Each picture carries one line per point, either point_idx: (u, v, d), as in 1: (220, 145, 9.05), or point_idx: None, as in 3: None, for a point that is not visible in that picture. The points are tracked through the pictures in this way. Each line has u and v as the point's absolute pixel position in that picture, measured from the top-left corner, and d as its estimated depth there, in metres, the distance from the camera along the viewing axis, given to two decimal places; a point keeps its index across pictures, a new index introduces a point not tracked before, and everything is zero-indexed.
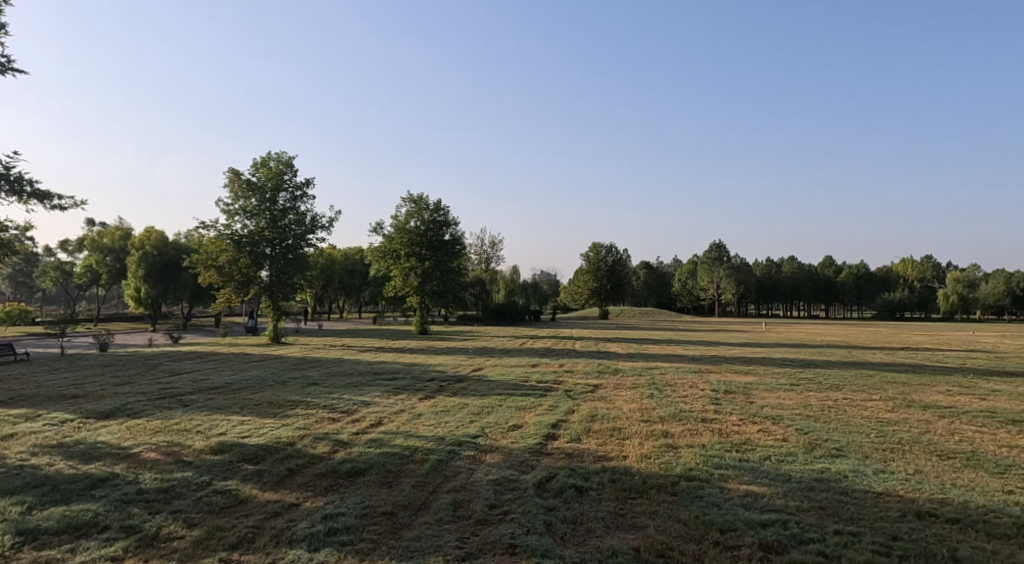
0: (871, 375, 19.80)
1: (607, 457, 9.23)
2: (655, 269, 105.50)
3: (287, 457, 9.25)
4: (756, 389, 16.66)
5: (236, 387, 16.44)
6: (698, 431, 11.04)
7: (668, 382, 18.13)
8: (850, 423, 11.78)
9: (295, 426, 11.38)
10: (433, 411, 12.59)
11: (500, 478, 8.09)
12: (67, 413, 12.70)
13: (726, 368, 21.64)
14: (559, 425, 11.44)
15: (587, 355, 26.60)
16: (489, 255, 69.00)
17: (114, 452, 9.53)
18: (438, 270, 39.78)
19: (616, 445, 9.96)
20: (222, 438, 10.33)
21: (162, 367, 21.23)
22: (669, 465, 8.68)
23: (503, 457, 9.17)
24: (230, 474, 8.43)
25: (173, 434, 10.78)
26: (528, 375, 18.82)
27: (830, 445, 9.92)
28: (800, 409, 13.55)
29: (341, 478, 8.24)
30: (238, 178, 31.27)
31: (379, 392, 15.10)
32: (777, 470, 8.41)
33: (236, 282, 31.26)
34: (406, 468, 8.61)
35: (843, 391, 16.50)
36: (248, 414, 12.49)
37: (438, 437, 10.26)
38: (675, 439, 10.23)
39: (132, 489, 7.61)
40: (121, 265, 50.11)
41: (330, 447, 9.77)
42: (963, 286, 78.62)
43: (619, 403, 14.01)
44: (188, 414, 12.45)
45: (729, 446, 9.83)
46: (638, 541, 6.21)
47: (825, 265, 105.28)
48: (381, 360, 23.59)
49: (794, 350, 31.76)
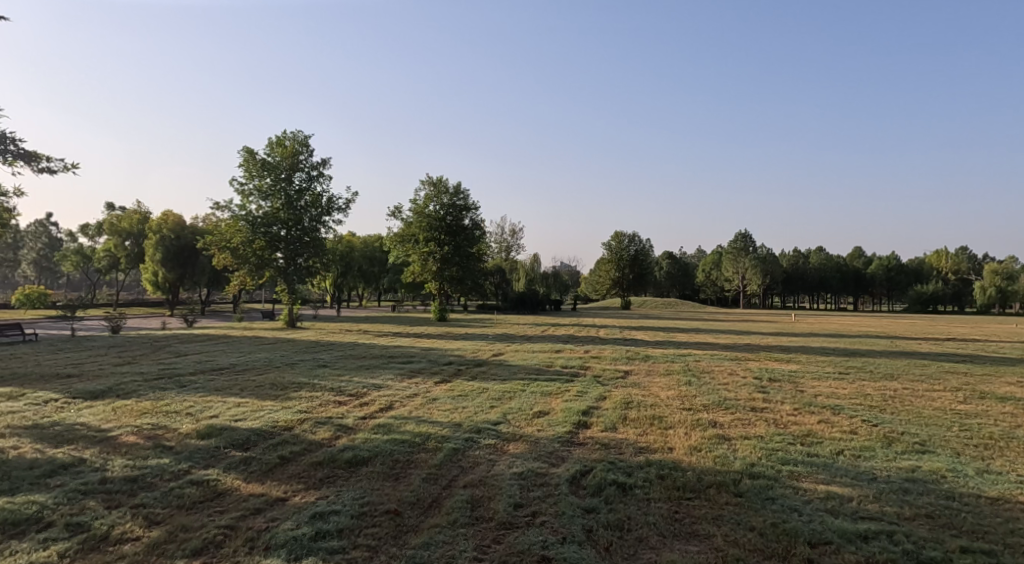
0: (927, 365, 18.22)
1: (651, 449, 7.92)
2: (679, 260, 103.35)
3: (281, 443, 8.08)
4: (802, 377, 15.27)
5: (241, 368, 15.45)
6: (751, 421, 9.67)
7: (705, 368, 16.79)
8: (923, 415, 10.36)
9: (296, 409, 10.26)
10: (450, 395, 11.37)
11: (527, 471, 6.85)
12: (54, 392, 11.72)
13: (765, 356, 20.21)
14: (591, 412, 10.19)
15: (613, 342, 25.14)
16: (510, 243, 67.51)
17: (89, 436, 8.43)
18: (456, 255, 38.40)
19: (659, 436, 8.65)
20: (213, 422, 9.21)
21: (169, 348, 20.37)
22: (726, 459, 7.35)
23: (528, 447, 7.92)
24: (213, 462, 7.27)
25: (160, 415, 9.70)
26: (552, 361, 17.54)
27: (911, 439, 8.52)
28: (860, 399, 12.14)
29: (340, 468, 7.04)
30: (254, 157, 30.25)
31: (392, 375, 13.93)
32: (856, 467, 7.08)
33: (251, 265, 30.46)
34: (418, 457, 7.41)
35: (900, 380, 15.03)
36: (248, 396, 11.40)
37: (454, 423, 9.06)
38: (726, 430, 8.89)
39: (94, 478, 6.48)
40: (140, 249, 49.61)
41: (331, 433, 8.59)
42: (1001, 277, 75.85)
43: (655, 390, 12.70)
44: (182, 395, 11.40)
45: (791, 439, 8.46)
46: (704, 557, 4.91)
47: (853, 256, 102.46)
48: (397, 345, 22.39)
49: (831, 339, 30.19)
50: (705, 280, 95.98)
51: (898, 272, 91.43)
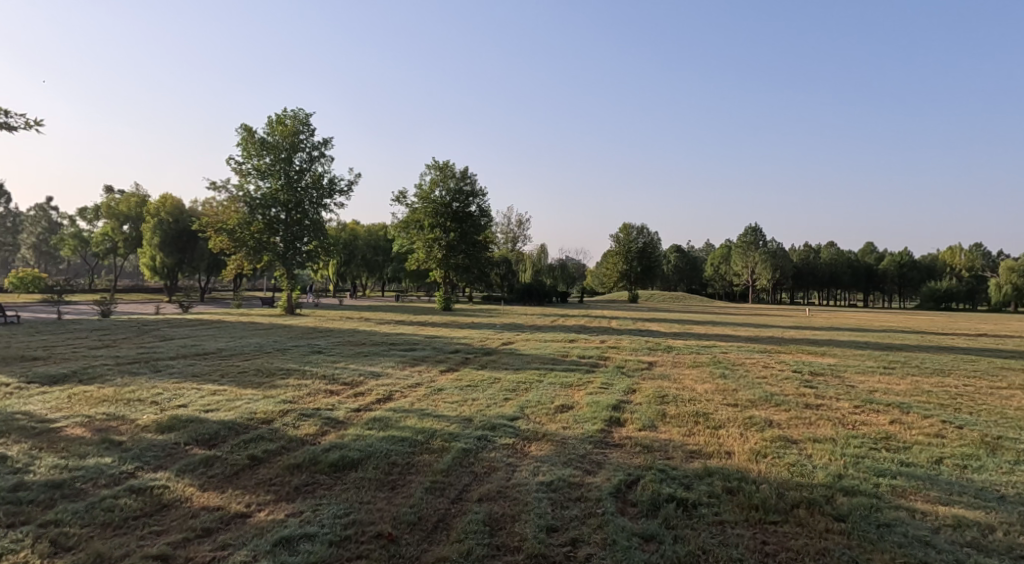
0: (973, 360, 16.76)
1: (705, 454, 6.46)
2: (688, 254, 101.55)
3: (255, 440, 6.67)
4: (846, 371, 13.83)
5: (227, 354, 14.04)
6: (813, 420, 8.25)
7: (736, 360, 15.34)
8: (1010, 417, 8.92)
9: (281, 398, 8.87)
10: (458, 386, 9.97)
11: (557, 480, 5.42)
12: (9, 376, 10.32)
13: (796, 349, 18.74)
14: (622, 406, 8.74)
15: (630, 333, 23.73)
16: (517, 234, 65.73)
17: (26, 427, 7.00)
18: (463, 242, 36.95)
19: (709, 436, 7.20)
20: (179, 412, 7.78)
21: (155, 332, 19.03)
22: (804, 468, 5.90)
23: (555, 449, 6.50)
24: (167, 462, 5.84)
25: (119, 403, 8.27)
26: (567, 350, 16.11)
27: (1016, 446, 7.09)
28: (922, 397, 10.73)
29: (323, 473, 5.62)
30: (252, 135, 28.76)
31: (392, 363, 12.54)
32: (969, 481, 5.66)
33: (248, 248, 28.96)
34: (420, 459, 5.96)
35: (956, 377, 13.60)
36: (227, 383, 10.02)
37: (463, 418, 7.62)
38: (789, 431, 7.44)
39: (4, 484, 5.06)
40: (138, 233, 48.33)
41: (317, 427, 7.18)
42: (1017, 275, 73.56)
43: (688, 383, 11.24)
44: (152, 381, 9.99)
45: (871, 443, 7.01)
46: None
47: (865, 252, 100.66)
48: (399, 332, 20.95)
49: (856, 334, 28.75)
50: (714, 274, 94.04)
51: (911, 269, 89.48)
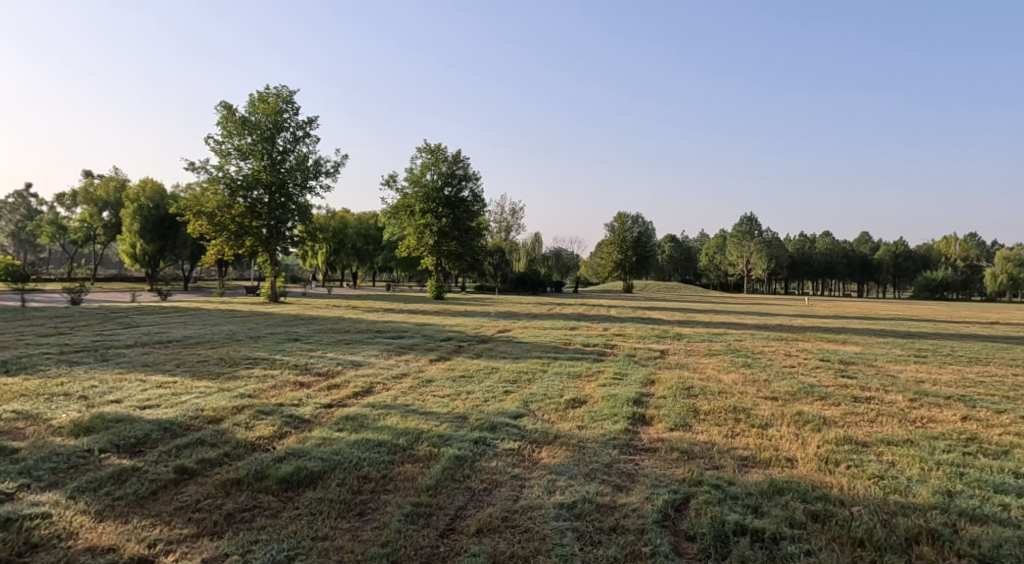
0: (1006, 348, 15.51)
1: (762, 463, 5.11)
2: (683, 244, 100.38)
3: (191, 446, 5.25)
4: (879, 360, 12.54)
5: (192, 341, 12.57)
6: (876, 417, 6.91)
7: (755, 348, 14.02)
8: None
9: (240, 392, 7.48)
10: (449, 376, 8.59)
11: (580, 501, 4.05)
12: None
13: (814, 337, 17.40)
14: (644, 400, 7.37)
15: (633, 320, 22.42)
16: (511, 223, 64.02)
17: None
18: (455, 228, 35.37)
19: (759, 438, 5.85)
20: (108, 409, 6.35)
21: (120, 320, 17.46)
22: (898, 482, 4.57)
23: (572, 455, 5.14)
24: (60, 480, 4.37)
25: (40, 398, 6.84)
26: (570, 338, 14.76)
27: None
28: (977, 388, 9.45)
29: (270, 493, 4.23)
30: (232, 114, 27.05)
31: (376, 351, 11.14)
32: None
33: (229, 233, 27.26)
34: (400, 471, 4.57)
35: (998, 365, 12.34)
36: (181, 374, 8.60)
37: (456, 416, 6.25)
38: (853, 431, 6.10)
39: None
40: (118, 220, 46.51)
41: (275, 429, 5.77)
42: (1013, 264, 72.62)
43: (711, 373, 9.93)
44: (91, 373, 8.52)
45: (959, 446, 5.70)
46: None
47: (861, 242, 99.77)
48: (387, 320, 19.52)
49: (866, 322, 27.48)
50: (709, 264, 93.13)
51: (907, 259, 88.59)
